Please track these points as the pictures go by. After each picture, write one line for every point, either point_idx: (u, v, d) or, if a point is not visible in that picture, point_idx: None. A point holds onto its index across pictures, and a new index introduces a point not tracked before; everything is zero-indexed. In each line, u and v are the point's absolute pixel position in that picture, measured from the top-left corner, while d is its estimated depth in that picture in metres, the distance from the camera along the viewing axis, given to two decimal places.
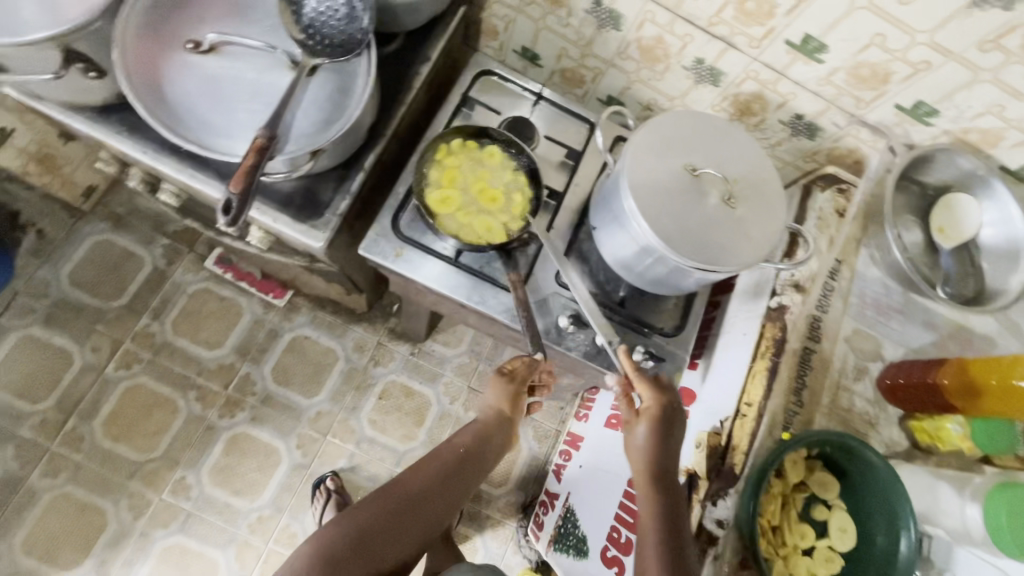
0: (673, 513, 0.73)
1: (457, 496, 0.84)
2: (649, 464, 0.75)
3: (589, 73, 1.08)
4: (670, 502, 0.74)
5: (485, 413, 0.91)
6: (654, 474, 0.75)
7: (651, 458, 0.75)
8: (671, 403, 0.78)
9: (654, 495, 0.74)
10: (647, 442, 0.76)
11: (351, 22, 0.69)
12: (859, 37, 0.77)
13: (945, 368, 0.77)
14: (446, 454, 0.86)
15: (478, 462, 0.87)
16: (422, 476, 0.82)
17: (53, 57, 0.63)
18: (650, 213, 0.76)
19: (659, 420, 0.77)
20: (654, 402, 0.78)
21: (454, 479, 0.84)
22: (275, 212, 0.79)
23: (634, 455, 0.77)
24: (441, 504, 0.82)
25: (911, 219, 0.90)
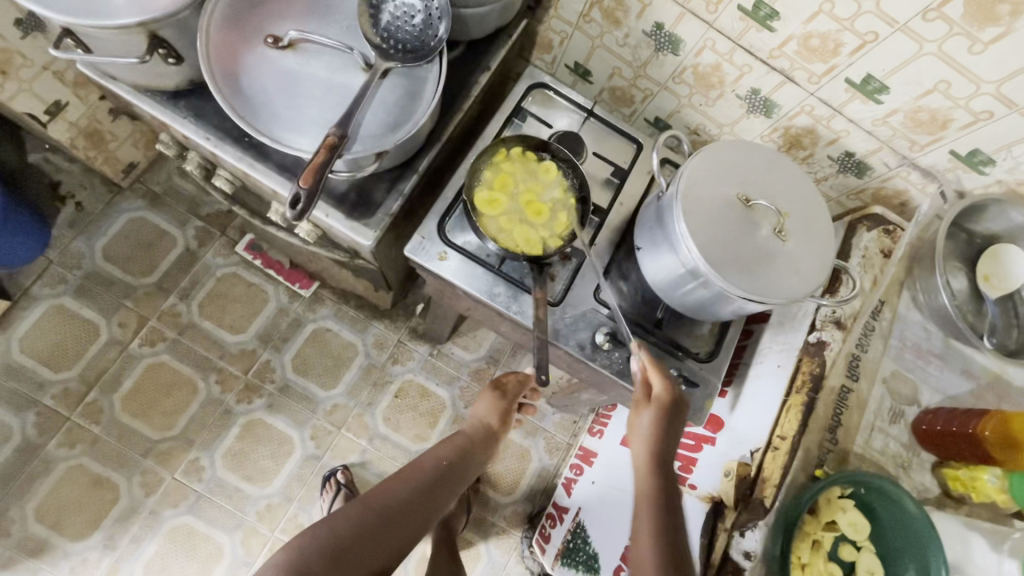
0: (670, 498, 0.81)
1: (436, 508, 0.85)
2: (652, 452, 0.82)
3: (639, 94, 1.09)
4: (666, 487, 0.81)
5: (476, 423, 1.03)
6: (656, 462, 0.82)
7: (652, 446, 0.82)
8: (676, 395, 0.84)
9: (653, 484, 0.81)
10: (653, 432, 0.82)
11: (426, 30, 0.71)
12: (923, 81, 0.77)
13: (987, 421, 0.76)
14: (429, 462, 0.90)
15: (459, 472, 0.92)
16: (403, 485, 0.83)
17: (138, 42, 0.65)
18: (701, 238, 0.76)
19: (665, 412, 0.82)
20: (663, 392, 0.83)
21: (436, 489, 0.87)
22: (329, 208, 0.81)
23: (638, 443, 0.84)
24: (422, 514, 0.83)
25: (957, 266, 0.90)
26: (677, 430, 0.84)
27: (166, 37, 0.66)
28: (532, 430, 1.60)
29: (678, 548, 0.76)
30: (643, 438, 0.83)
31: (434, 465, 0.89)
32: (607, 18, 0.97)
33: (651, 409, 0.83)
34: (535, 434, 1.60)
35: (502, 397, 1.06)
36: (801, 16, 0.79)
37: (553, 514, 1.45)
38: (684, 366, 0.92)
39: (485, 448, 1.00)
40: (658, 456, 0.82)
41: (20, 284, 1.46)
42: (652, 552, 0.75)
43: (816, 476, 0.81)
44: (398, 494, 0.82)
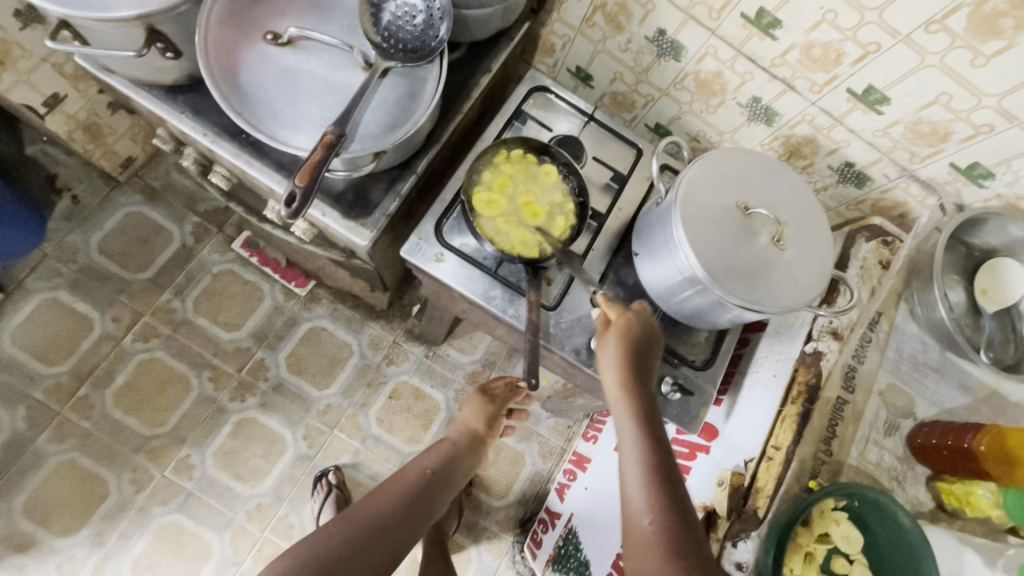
0: (650, 413, 0.74)
1: (427, 513, 0.86)
2: (621, 374, 0.76)
3: (640, 99, 1.08)
4: (645, 402, 0.74)
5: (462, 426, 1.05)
6: (629, 383, 0.75)
7: (620, 369, 0.76)
8: (638, 316, 0.80)
9: (631, 404, 0.74)
10: (619, 355, 0.76)
11: (427, 30, 0.70)
12: (925, 93, 0.77)
13: (982, 433, 0.76)
14: (415, 472, 0.90)
15: (445, 480, 0.93)
16: (391, 496, 0.83)
17: (136, 35, 0.64)
18: (698, 245, 0.76)
19: (627, 334, 0.78)
20: (622, 317, 0.79)
21: (424, 496, 0.87)
22: (326, 207, 0.81)
23: (607, 371, 0.77)
24: (411, 521, 0.82)
25: (955, 279, 0.89)
26: (646, 348, 0.79)
27: (165, 31, 0.66)
28: (526, 434, 1.59)
29: (668, 463, 0.69)
30: (611, 361, 0.77)
31: (420, 474, 0.90)
32: (610, 23, 0.97)
33: (613, 334, 0.78)
34: (529, 438, 1.59)
35: (489, 402, 1.08)
36: (804, 25, 0.78)
37: (544, 519, 1.44)
38: (679, 374, 0.91)
39: (469, 454, 1.01)
40: (631, 376, 0.75)
41: (14, 277, 1.45)
42: (643, 473, 0.68)
43: (810, 487, 0.80)
44: (387, 504, 0.82)
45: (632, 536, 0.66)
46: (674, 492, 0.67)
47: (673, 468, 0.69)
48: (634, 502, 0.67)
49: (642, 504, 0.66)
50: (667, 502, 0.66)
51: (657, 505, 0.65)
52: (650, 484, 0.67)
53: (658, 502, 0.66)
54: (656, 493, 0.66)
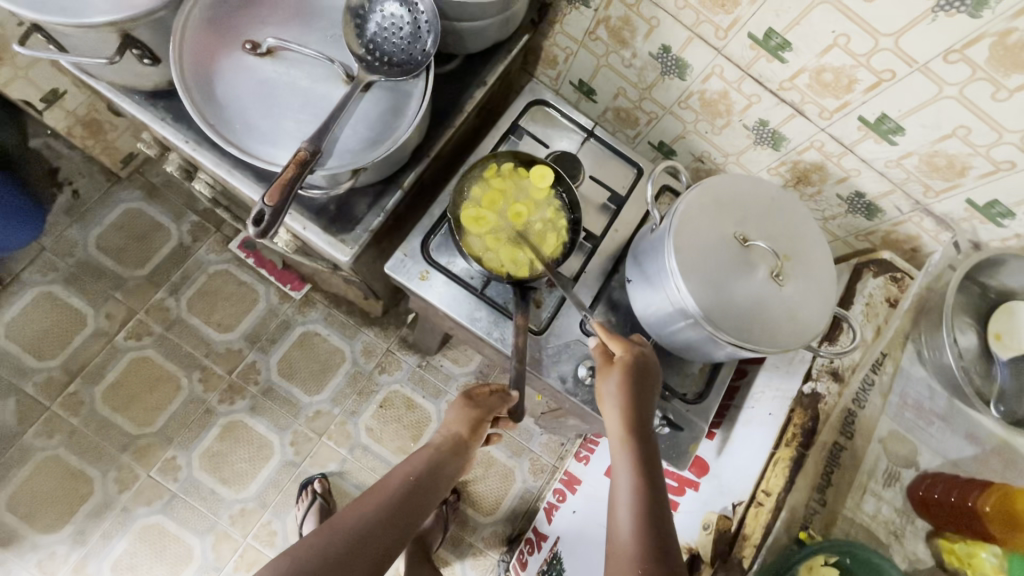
0: (646, 456, 0.71)
1: (403, 532, 0.74)
2: (620, 413, 0.73)
3: (644, 116, 1.05)
4: (641, 444, 0.72)
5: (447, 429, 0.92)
6: (627, 423, 0.72)
7: (621, 410, 0.73)
8: (641, 353, 0.77)
9: (628, 446, 0.71)
10: (619, 393, 0.74)
11: (414, 42, 0.68)
12: (941, 125, 0.72)
13: (989, 492, 0.72)
14: (382, 495, 0.77)
15: (417, 501, 0.78)
16: (341, 530, 0.70)
17: (110, 41, 0.62)
18: (691, 277, 0.72)
19: (630, 372, 0.75)
20: (627, 353, 0.76)
21: (386, 527, 0.73)
22: (306, 220, 0.78)
23: (607, 409, 0.75)
24: (369, 561, 0.69)
25: (967, 321, 0.84)
26: (648, 386, 0.75)
27: (140, 38, 0.64)
28: (518, 449, 1.56)
29: (661, 509, 0.66)
30: (611, 399, 0.74)
31: (385, 497, 0.76)
32: (614, 37, 0.93)
33: (615, 370, 0.75)
34: (521, 454, 1.55)
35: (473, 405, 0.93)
36: (814, 48, 0.74)
37: (531, 539, 1.41)
38: (670, 407, 0.87)
39: (453, 463, 0.87)
40: (630, 416, 0.73)
41: (11, 269, 1.45)
42: (633, 519, 0.65)
43: (800, 538, 0.76)
44: (348, 530, 0.70)
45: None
46: (664, 540, 0.63)
47: (665, 515, 0.66)
48: (621, 548, 0.63)
49: (630, 550, 0.63)
50: (658, 549, 0.63)
51: (646, 553, 0.62)
52: (640, 530, 0.64)
53: (649, 550, 0.62)
54: (648, 540, 0.63)
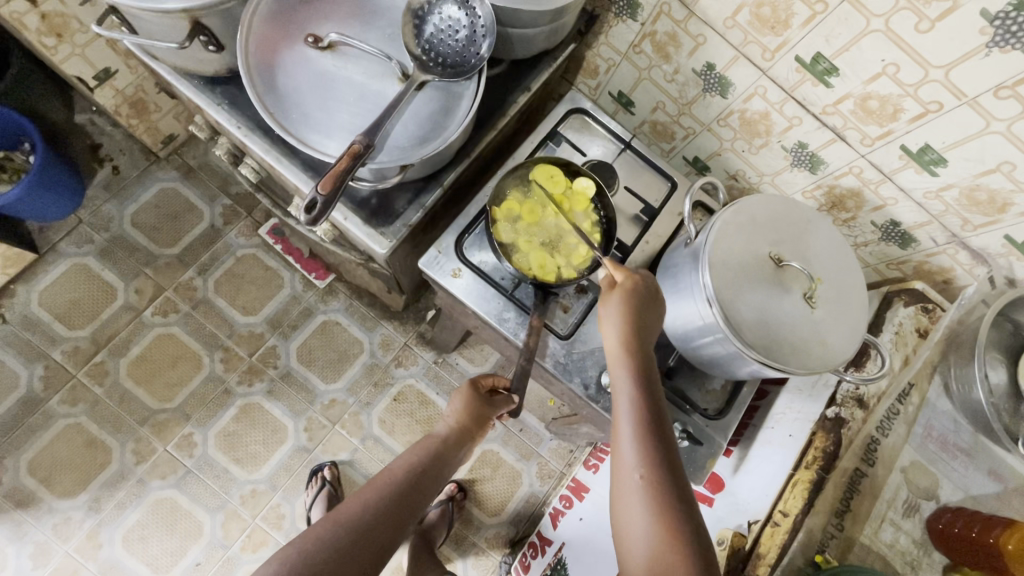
0: (649, 378, 0.69)
1: (408, 519, 0.72)
2: (623, 334, 0.70)
3: (680, 131, 1.06)
4: (644, 364, 0.70)
5: (447, 417, 0.88)
6: (630, 345, 0.69)
7: (625, 329, 0.70)
8: (645, 279, 0.74)
9: (630, 368, 0.68)
10: (624, 314, 0.70)
11: (469, 46, 0.70)
12: (985, 160, 0.72)
13: (1011, 532, 0.71)
14: (384, 484, 0.73)
15: (422, 492, 0.75)
16: (346, 520, 0.66)
17: (182, 28, 0.65)
18: (724, 292, 0.72)
19: (633, 296, 0.71)
20: (630, 278, 0.73)
21: (392, 516, 0.70)
22: (348, 211, 0.80)
23: (608, 330, 0.71)
24: (375, 550, 0.66)
25: (998, 358, 0.81)
26: (652, 311, 0.72)
27: (208, 25, 0.67)
28: (527, 453, 1.56)
29: (664, 429, 0.65)
30: (612, 320, 0.71)
31: (389, 486, 0.73)
32: (658, 52, 0.94)
33: (618, 294, 0.71)
34: (529, 458, 1.55)
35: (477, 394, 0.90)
36: (862, 75, 0.74)
37: (535, 543, 1.40)
38: (690, 421, 0.87)
39: (457, 454, 0.84)
40: (633, 338, 0.70)
41: (48, 239, 1.49)
42: (636, 439, 0.63)
43: (816, 561, 0.77)
44: (355, 516, 0.67)
45: (622, 503, 0.61)
46: (669, 461, 0.63)
47: (668, 434, 0.65)
48: (626, 468, 0.62)
49: (635, 472, 0.62)
50: (662, 470, 0.62)
51: (651, 472, 0.61)
52: (646, 455, 0.62)
53: (652, 467, 0.61)
54: (653, 461, 0.62)
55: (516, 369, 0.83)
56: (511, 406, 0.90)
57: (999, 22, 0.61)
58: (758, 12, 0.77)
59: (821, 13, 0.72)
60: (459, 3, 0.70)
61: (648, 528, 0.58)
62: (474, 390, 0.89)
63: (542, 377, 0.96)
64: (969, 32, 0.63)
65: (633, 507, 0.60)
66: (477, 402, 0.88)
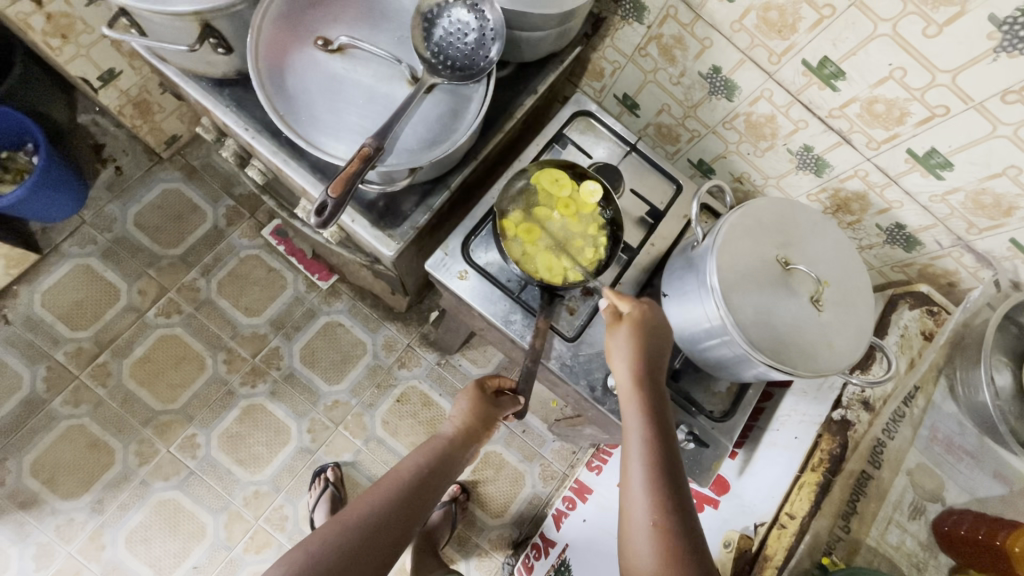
0: (661, 414, 0.69)
1: (416, 520, 0.72)
2: (632, 369, 0.71)
3: (686, 134, 1.06)
4: (655, 400, 0.70)
5: (452, 418, 0.88)
6: (640, 380, 0.70)
7: (635, 364, 0.71)
8: (653, 310, 0.75)
9: (641, 402, 0.69)
10: (633, 349, 0.72)
11: (478, 49, 0.70)
12: (991, 164, 0.73)
13: (1018, 535, 0.74)
14: (392, 486, 0.73)
15: (429, 495, 0.75)
16: (355, 522, 0.66)
17: (191, 30, 0.66)
18: (732, 296, 0.72)
19: (641, 329, 0.73)
20: (638, 310, 0.74)
21: (400, 517, 0.70)
22: (356, 213, 0.80)
23: (617, 364, 0.72)
24: (384, 550, 0.66)
25: (1004, 360, 0.82)
26: (660, 346, 0.74)
27: (218, 28, 0.67)
28: (530, 454, 1.56)
29: (674, 465, 0.65)
30: (623, 355, 0.72)
31: (397, 488, 0.73)
32: (664, 55, 0.95)
33: (626, 327, 0.73)
34: (532, 459, 1.56)
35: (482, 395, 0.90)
36: (869, 78, 0.75)
37: (538, 544, 1.40)
38: (696, 423, 0.87)
39: (463, 454, 0.85)
40: (643, 372, 0.71)
41: (51, 240, 1.49)
42: (646, 477, 0.63)
43: (822, 563, 0.78)
44: (364, 517, 0.67)
45: (630, 541, 0.61)
46: (679, 498, 0.63)
47: (679, 474, 0.65)
48: (635, 507, 0.62)
49: (645, 513, 0.61)
50: (671, 507, 0.62)
51: (661, 512, 0.61)
52: (655, 490, 0.62)
53: (662, 507, 0.61)
54: (662, 498, 0.62)
55: (522, 370, 0.84)
56: (516, 406, 0.90)
57: (1006, 27, 0.61)
58: (765, 16, 0.78)
59: (828, 17, 0.72)
60: (468, 7, 0.70)
61: (655, 572, 0.58)
62: (481, 391, 0.89)
63: (547, 379, 0.96)
64: (977, 37, 0.64)
65: (642, 550, 0.60)
66: (483, 402, 0.88)
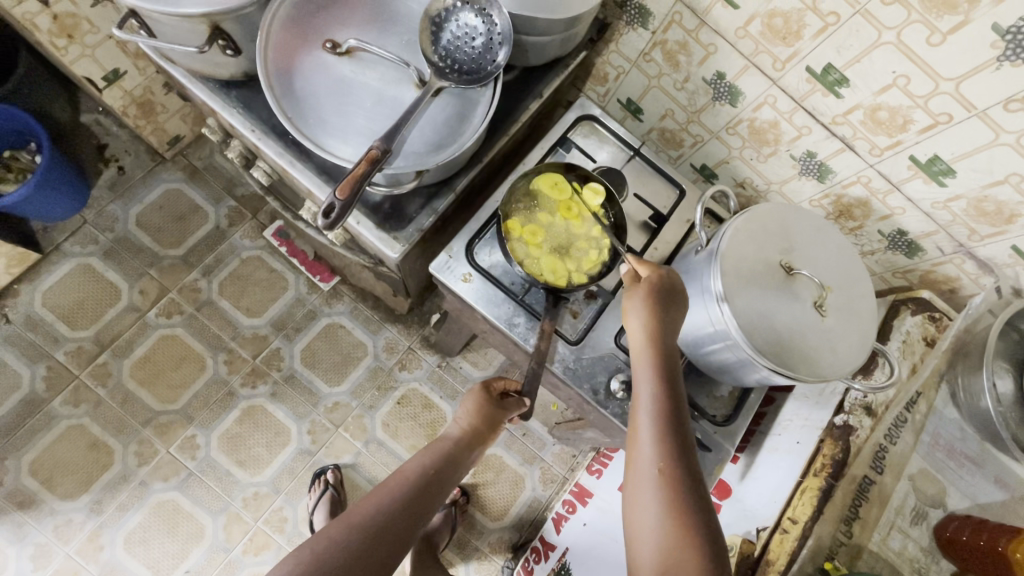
0: (672, 377, 0.68)
1: (421, 519, 0.71)
2: (647, 332, 0.70)
3: (689, 138, 1.06)
4: (669, 365, 0.69)
5: (459, 419, 0.87)
6: (653, 342, 0.70)
7: (650, 327, 0.70)
8: (671, 275, 0.74)
9: (653, 364, 0.69)
10: (649, 313, 0.71)
11: (485, 53, 0.71)
12: (994, 171, 0.73)
13: (1020, 541, 0.71)
14: (398, 485, 0.73)
15: (436, 494, 0.75)
16: (360, 522, 0.66)
17: (201, 32, 0.66)
18: (736, 300, 0.72)
19: (658, 293, 0.72)
20: (655, 274, 0.73)
21: (405, 516, 0.70)
22: (361, 215, 0.80)
23: (632, 327, 0.72)
24: (389, 549, 0.66)
25: (1005, 367, 0.82)
26: (677, 310, 0.73)
27: (227, 30, 0.67)
28: (530, 457, 1.56)
29: (682, 426, 0.65)
30: (638, 317, 0.71)
31: (402, 486, 0.73)
32: (668, 60, 0.95)
33: (644, 291, 0.72)
34: (532, 462, 1.55)
35: (488, 397, 0.89)
36: (872, 86, 0.75)
37: (538, 548, 1.39)
38: (698, 427, 0.88)
39: (469, 454, 0.84)
40: (658, 335, 0.70)
41: (52, 239, 1.49)
42: (655, 438, 0.63)
43: (824, 568, 0.78)
44: (369, 516, 0.67)
45: (635, 497, 0.62)
46: (687, 457, 0.63)
47: (688, 435, 0.65)
48: (642, 467, 0.62)
49: (652, 473, 0.62)
50: (679, 467, 0.62)
51: (668, 473, 0.61)
52: (663, 450, 0.63)
53: (669, 465, 0.62)
54: (670, 457, 0.62)
55: (526, 372, 0.84)
56: (522, 409, 0.90)
57: (1010, 36, 0.62)
58: (769, 23, 0.78)
59: (832, 24, 0.73)
60: (476, 11, 0.71)
61: (658, 531, 0.58)
62: (486, 393, 0.89)
63: (551, 382, 0.97)
64: (980, 46, 0.64)
65: (645, 494, 0.61)
66: (489, 405, 0.88)
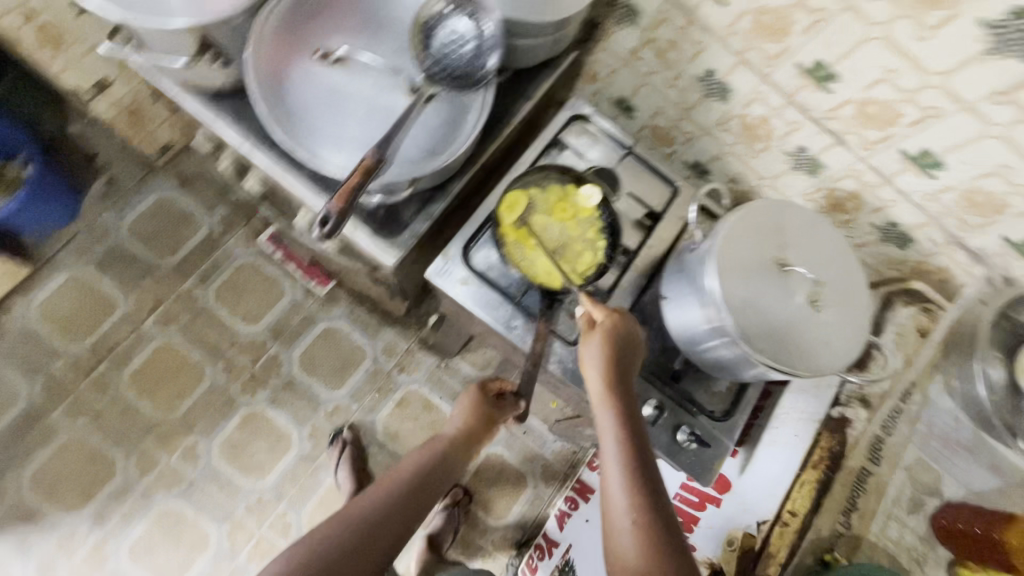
0: (636, 419, 0.70)
1: (413, 518, 0.73)
2: (605, 378, 0.71)
3: (680, 135, 1.07)
4: (629, 408, 0.70)
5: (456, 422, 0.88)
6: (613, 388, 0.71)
7: (608, 373, 0.71)
8: (624, 318, 0.74)
9: (616, 410, 0.70)
10: (604, 359, 0.71)
11: (476, 59, 0.71)
12: (982, 163, 0.74)
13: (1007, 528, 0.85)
14: (392, 485, 0.74)
15: (429, 494, 0.76)
16: (354, 519, 0.68)
17: (190, 43, 0.67)
18: (733, 298, 0.73)
19: (612, 338, 0.72)
20: (608, 318, 0.74)
21: (398, 514, 0.71)
22: (357, 223, 0.80)
23: (591, 374, 0.72)
24: (382, 546, 0.67)
25: (996, 355, 0.86)
26: (631, 352, 0.74)
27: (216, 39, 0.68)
28: (530, 455, 1.57)
29: (651, 469, 0.67)
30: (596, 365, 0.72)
31: (395, 486, 0.74)
32: (659, 58, 0.95)
33: (598, 338, 0.72)
34: (533, 460, 1.56)
35: (484, 399, 0.89)
36: (861, 81, 0.76)
37: (541, 545, 1.40)
38: (697, 423, 0.88)
39: (463, 456, 0.85)
40: (616, 381, 0.71)
41: (45, 251, 1.48)
42: (626, 483, 0.65)
43: (824, 559, 0.89)
44: (362, 512, 0.69)
45: (615, 547, 0.63)
46: (659, 500, 0.64)
47: (657, 476, 0.66)
48: (618, 514, 0.63)
49: (627, 519, 0.63)
50: (652, 511, 0.63)
51: (642, 521, 0.62)
52: (635, 498, 0.64)
53: (643, 513, 0.63)
54: (641, 503, 0.63)
55: (521, 374, 0.84)
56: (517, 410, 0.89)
57: (997, 30, 0.62)
58: (758, 21, 0.79)
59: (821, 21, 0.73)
60: (466, 17, 0.71)
61: None
62: (483, 393, 0.89)
63: (548, 382, 0.97)
64: (967, 41, 0.64)
65: (623, 542, 0.62)
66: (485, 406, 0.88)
